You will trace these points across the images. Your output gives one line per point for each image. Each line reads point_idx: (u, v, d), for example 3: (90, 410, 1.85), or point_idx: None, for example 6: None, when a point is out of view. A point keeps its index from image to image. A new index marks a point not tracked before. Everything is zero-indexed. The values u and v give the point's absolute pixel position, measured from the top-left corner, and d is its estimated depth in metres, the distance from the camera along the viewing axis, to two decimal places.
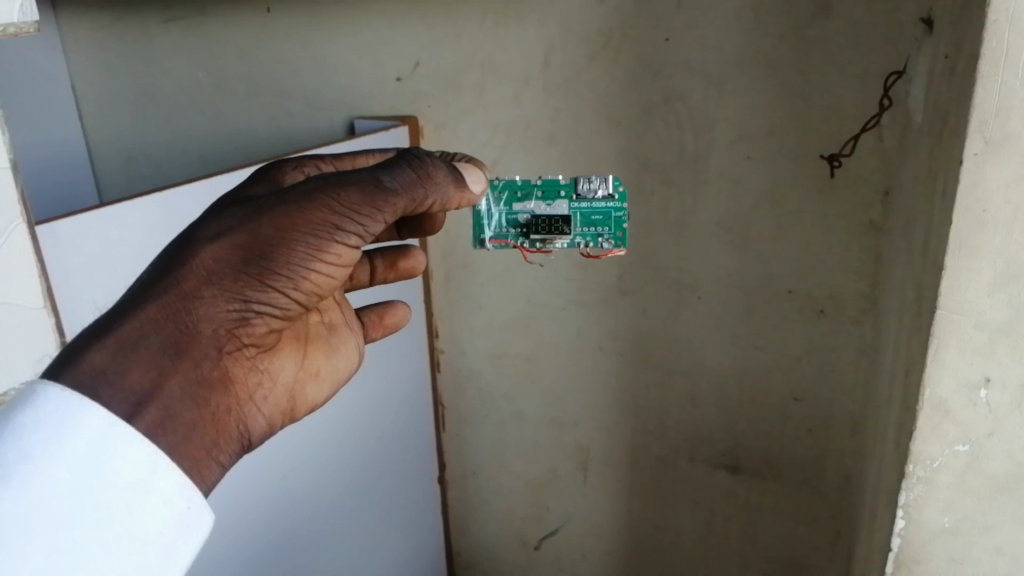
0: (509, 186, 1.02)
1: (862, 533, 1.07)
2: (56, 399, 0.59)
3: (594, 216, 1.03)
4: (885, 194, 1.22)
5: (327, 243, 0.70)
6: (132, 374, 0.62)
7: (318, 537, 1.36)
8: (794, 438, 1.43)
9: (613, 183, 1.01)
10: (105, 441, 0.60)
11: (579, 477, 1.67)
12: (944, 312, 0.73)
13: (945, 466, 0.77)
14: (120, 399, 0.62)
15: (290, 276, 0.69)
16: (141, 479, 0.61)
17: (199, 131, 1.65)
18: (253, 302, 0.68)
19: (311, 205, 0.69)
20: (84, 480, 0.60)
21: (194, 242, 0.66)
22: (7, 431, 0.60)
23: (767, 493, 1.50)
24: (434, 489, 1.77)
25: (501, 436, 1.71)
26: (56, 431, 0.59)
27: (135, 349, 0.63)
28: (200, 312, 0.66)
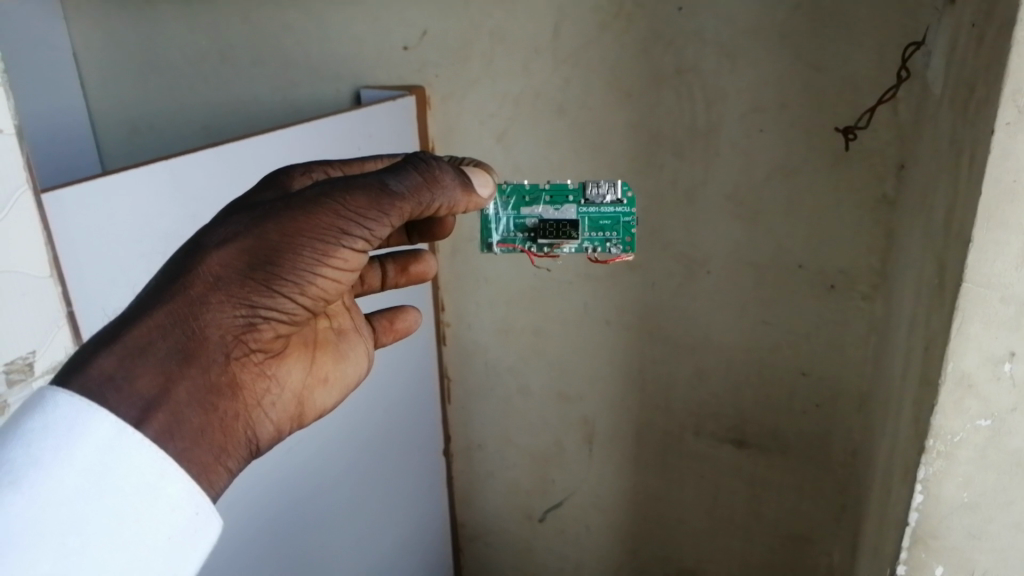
0: (516, 191, 1.00)
1: (871, 507, 1.07)
2: (66, 404, 0.61)
3: (602, 221, 1.01)
4: (900, 167, 1.21)
5: (333, 248, 0.69)
6: (139, 380, 0.63)
7: (328, 510, 1.36)
8: (801, 413, 1.43)
9: (621, 189, 1.00)
10: (113, 447, 0.61)
11: (584, 450, 1.67)
12: (969, 286, 0.67)
13: (966, 440, 0.71)
14: (129, 403, 0.63)
15: (297, 281, 0.68)
16: (149, 485, 0.62)
17: (203, 100, 1.63)
18: (260, 308, 0.68)
19: (318, 209, 0.68)
20: (93, 486, 0.61)
21: (201, 249, 0.67)
22: (19, 437, 0.61)
23: (772, 468, 1.50)
24: (439, 461, 1.78)
25: (506, 409, 1.70)
26: (64, 437, 0.60)
27: (141, 354, 0.64)
28: (207, 317, 0.66)
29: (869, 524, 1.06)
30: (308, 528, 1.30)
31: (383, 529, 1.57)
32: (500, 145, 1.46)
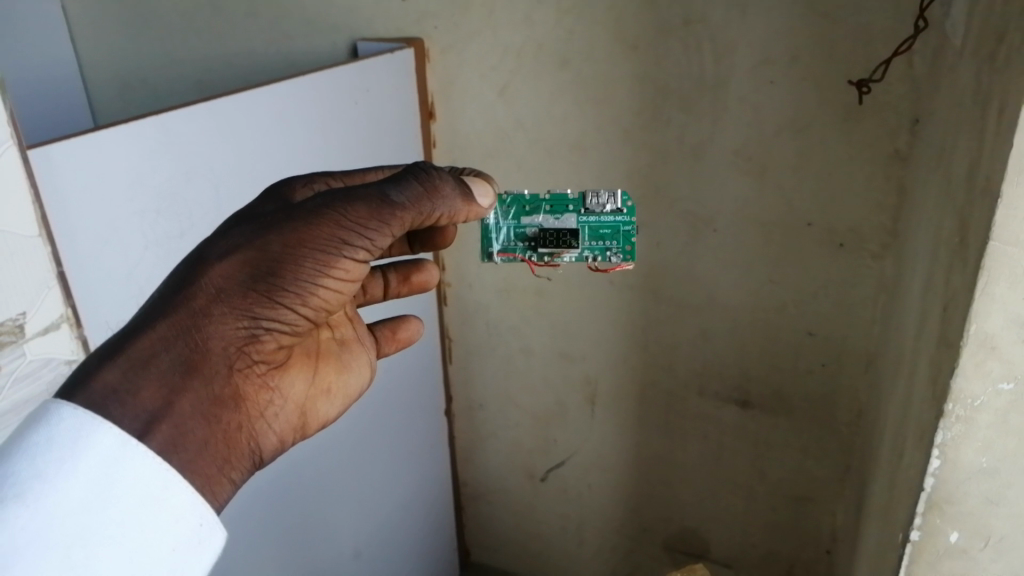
0: (516, 201, 0.99)
1: (879, 468, 1.05)
2: (70, 417, 0.61)
3: (602, 230, 0.98)
4: (914, 122, 1.17)
5: (334, 260, 0.69)
6: (143, 393, 0.64)
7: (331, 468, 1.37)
8: (806, 374, 1.41)
9: (622, 199, 0.97)
10: (117, 459, 0.61)
11: (587, 410, 1.65)
12: (995, 244, 0.60)
13: (988, 404, 0.64)
14: (133, 414, 0.63)
15: (299, 292, 0.69)
16: (153, 498, 0.62)
17: (196, 54, 1.59)
18: (262, 319, 0.69)
19: (319, 220, 0.69)
20: (98, 498, 0.61)
21: (204, 261, 0.68)
22: (22, 450, 0.61)
23: (777, 429, 1.48)
24: (439, 420, 1.77)
25: (508, 370, 1.69)
26: (67, 450, 0.61)
27: (145, 366, 0.65)
28: (209, 329, 0.67)
29: (876, 486, 1.05)
30: (301, 499, 1.30)
31: (384, 491, 1.58)
32: (501, 99, 1.42)
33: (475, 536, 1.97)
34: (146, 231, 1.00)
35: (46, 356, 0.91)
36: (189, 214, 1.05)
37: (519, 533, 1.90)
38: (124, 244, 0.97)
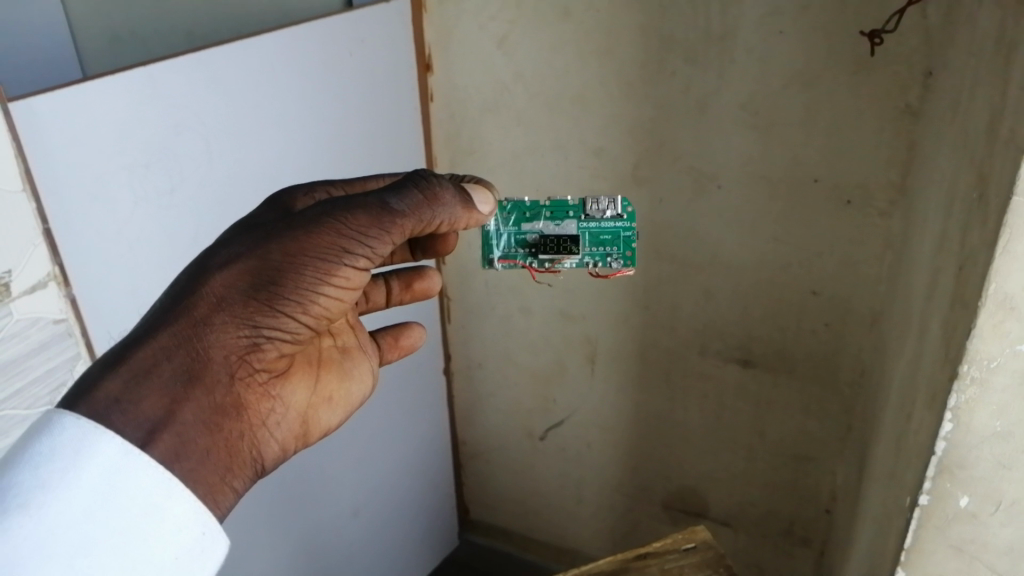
0: (516, 208, 0.95)
1: (883, 428, 1.04)
2: (73, 427, 0.62)
3: (603, 236, 0.95)
4: (927, 75, 1.13)
5: (335, 267, 0.71)
6: (144, 403, 0.65)
7: None
8: (809, 333, 1.39)
9: (622, 205, 0.94)
10: (119, 469, 0.63)
11: (586, 369, 1.64)
12: (1018, 199, 0.57)
13: (1005, 366, 0.61)
14: (134, 424, 0.64)
15: (300, 301, 0.70)
16: (154, 506, 0.63)
17: (185, 4, 1.53)
18: (263, 328, 0.70)
19: (319, 229, 0.70)
20: (100, 507, 0.62)
21: (205, 271, 0.69)
22: (26, 460, 0.63)
23: (778, 388, 1.47)
24: (437, 378, 1.76)
25: (507, 329, 1.67)
26: (70, 459, 0.62)
27: (146, 376, 0.66)
28: (211, 339, 0.68)
29: (880, 446, 1.03)
30: None
31: (379, 446, 1.60)
32: (501, 51, 1.39)
33: (474, 494, 1.97)
34: (133, 183, 0.97)
35: (34, 315, 0.89)
36: (177, 165, 1.02)
37: (518, 492, 1.90)
38: (113, 197, 0.95)
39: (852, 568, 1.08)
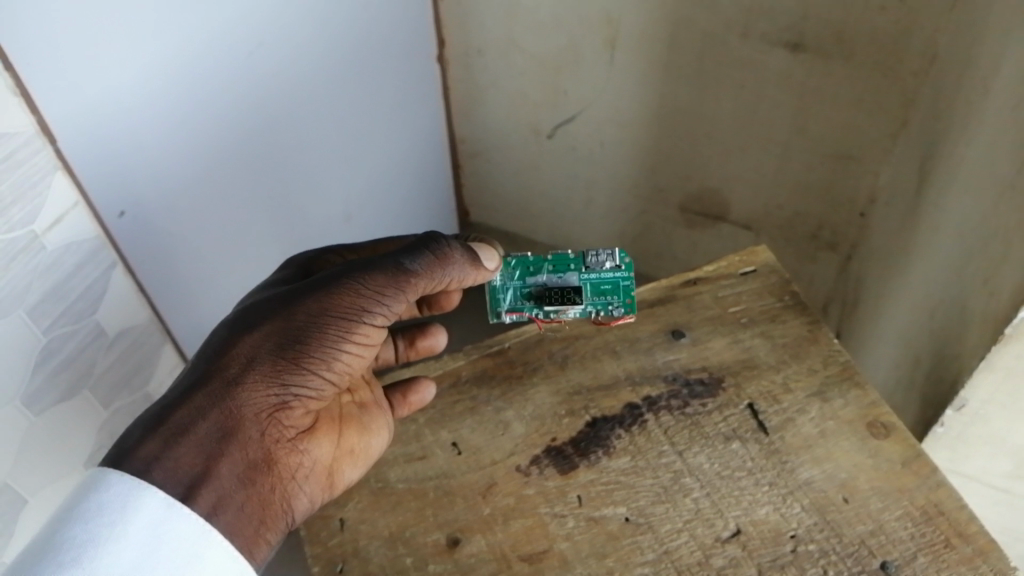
0: (519, 264, 0.67)
1: (1004, 132, 0.75)
2: (113, 483, 0.51)
3: (601, 288, 0.68)
4: None
5: (359, 324, 0.59)
6: (180, 461, 0.53)
7: (325, 114, 1.07)
8: (878, 10, 1.03)
9: (620, 255, 0.67)
10: (167, 524, 0.51)
11: (604, 56, 1.26)
12: None
13: None
14: (175, 477, 0.53)
15: (328, 358, 0.59)
16: (196, 555, 0.51)
17: None
18: (295, 386, 0.58)
19: (338, 289, 0.58)
20: (150, 561, 0.50)
21: (231, 330, 0.57)
22: (74, 513, 0.50)
23: (831, 79, 1.14)
24: (433, 69, 1.39)
25: (513, 4, 1.26)
26: (121, 509, 0.50)
27: (182, 435, 0.54)
28: (241, 400, 0.56)
29: (996, 156, 0.76)
30: (257, 141, 0.96)
31: (397, 144, 1.30)
32: None
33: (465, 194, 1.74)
34: None
35: None
36: None
37: (515, 204, 1.62)
38: None
39: (923, 286, 0.90)
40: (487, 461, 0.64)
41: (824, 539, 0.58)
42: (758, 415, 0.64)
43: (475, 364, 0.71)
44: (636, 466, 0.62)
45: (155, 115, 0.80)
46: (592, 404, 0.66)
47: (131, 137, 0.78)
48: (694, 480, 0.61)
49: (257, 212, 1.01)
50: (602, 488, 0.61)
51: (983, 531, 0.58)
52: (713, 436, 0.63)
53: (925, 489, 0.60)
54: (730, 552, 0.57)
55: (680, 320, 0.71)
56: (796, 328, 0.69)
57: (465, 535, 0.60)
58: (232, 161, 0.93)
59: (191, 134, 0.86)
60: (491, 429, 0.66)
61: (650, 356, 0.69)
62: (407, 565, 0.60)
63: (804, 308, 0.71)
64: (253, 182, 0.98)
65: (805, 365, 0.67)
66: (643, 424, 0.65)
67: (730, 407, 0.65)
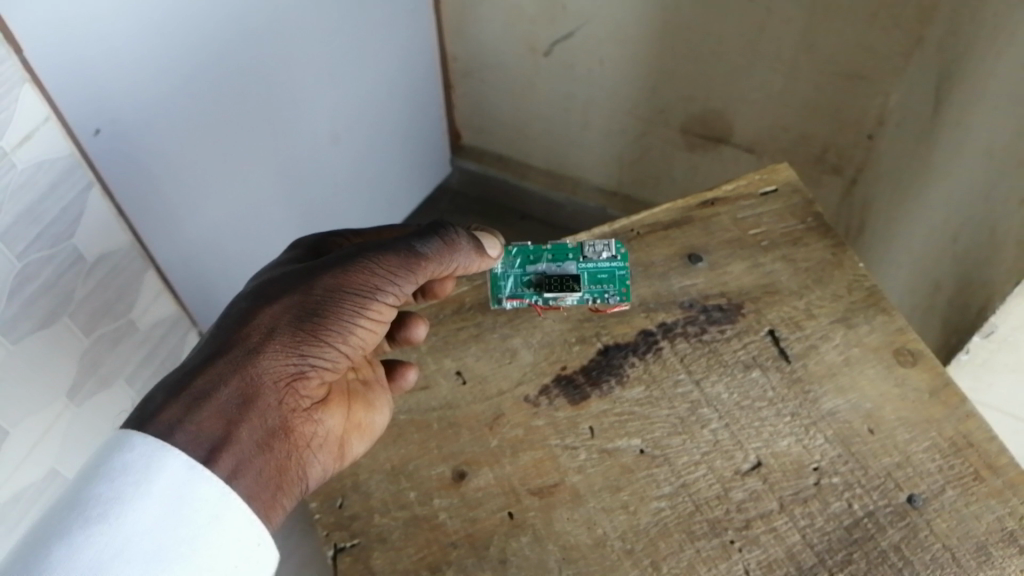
0: (519, 251, 0.64)
1: None
2: (133, 444, 0.47)
3: (598, 277, 0.63)
4: None
5: (377, 303, 0.54)
6: (200, 427, 0.48)
7: (307, 20, 0.98)
8: None
9: (615, 246, 0.63)
10: (191, 484, 0.47)
11: None
12: None
13: None
14: (199, 440, 0.48)
15: (348, 333, 0.54)
16: (216, 516, 0.47)
17: None
18: (316, 358, 0.53)
19: (354, 266, 0.54)
20: (171, 522, 0.46)
21: (248, 302, 0.53)
22: (94, 472, 0.46)
23: None
24: None
25: None
26: (146, 469, 0.46)
27: (202, 401, 0.49)
28: (262, 369, 0.51)
29: None
30: (235, 51, 0.88)
31: (384, 57, 1.19)
32: None
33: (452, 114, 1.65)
34: None
35: None
36: None
37: (506, 127, 1.50)
38: None
39: (951, 212, 0.84)
40: (493, 391, 0.62)
41: (849, 471, 0.55)
42: (779, 342, 0.61)
43: (479, 290, 0.67)
44: (651, 397, 0.59)
45: (118, 24, 0.72)
46: (604, 331, 0.63)
47: (101, 47, 0.72)
48: (712, 411, 0.58)
49: (241, 128, 0.95)
50: (614, 419, 0.59)
51: (1013, 464, 0.55)
52: (732, 363, 0.60)
53: (954, 420, 0.58)
54: (751, 485, 0.55)
55: (696, 243, 0.68)
56: (819, 252, 0.66)
57: (471, 468, 0.58)
58: (209, 73, 0.86)
59: (165, 46, 0.79)
60: (497, 358, 0.63)
61: (665, 282, 0.65)
62: (411, 499, 0.57)
63: (828, 231, 0.67)
64: (233, 95, 0.91)
65: (829, 290, 0.64)
66: (658, 352, 0.61)
67: (750, 334, 0.62)
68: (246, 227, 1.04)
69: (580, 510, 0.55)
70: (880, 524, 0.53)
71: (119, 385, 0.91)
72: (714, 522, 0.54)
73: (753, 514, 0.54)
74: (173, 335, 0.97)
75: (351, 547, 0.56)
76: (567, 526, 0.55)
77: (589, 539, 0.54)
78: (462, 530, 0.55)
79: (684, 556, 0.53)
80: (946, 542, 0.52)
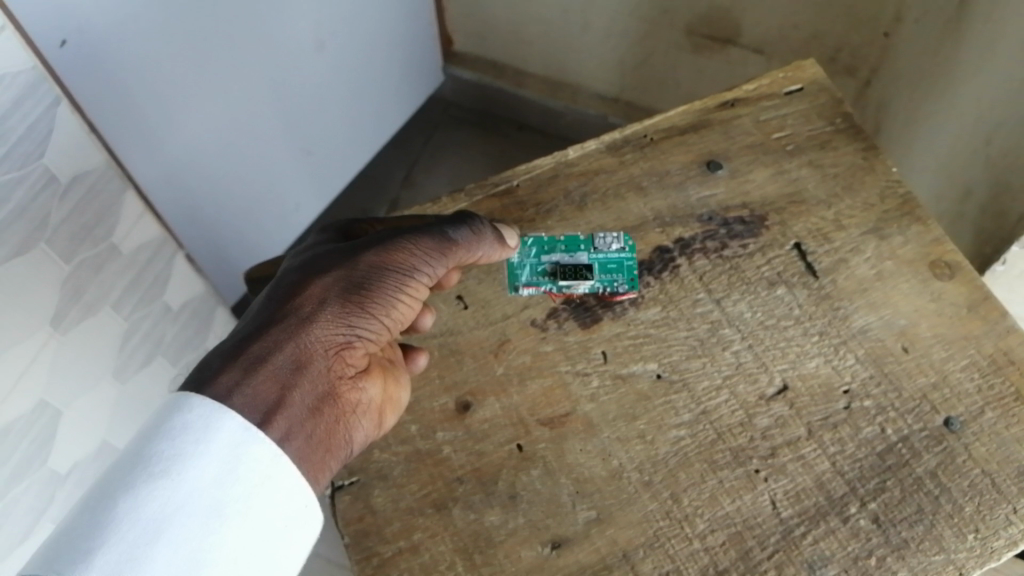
0: (534, 241, 0.60)
1: None
2: (190, 404, 0.43)
3: (608, 265, 0.58)
4: None
5: (418, 281, 0.53)
6: (254, 392, 0.45)
7: None
8: None
9: (624, 237, 0.59)
10: (248, 446, 0.43)
11: None
12: None
13: None
14: (254, 403, 0.45)
15: (392, 308, 0.52)
16: (270, 478, 0.43)
17: None
18: (365, 329, 0.51)
19: (394, 244, 0.52)
20: (228, 484, 0.42)
21: (291, 280, 0.51)
22: (153, 430, 0.43)
23: None
24: None
25: None
26: (206, 427, 0.43)
27: (258, 366, 0.46)
28: (312, 337, 0.48)
29: None
30: None
31: None
32: None
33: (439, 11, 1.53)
34: None
35: None
36: None
37: (499, 31, 1.36)
38: None
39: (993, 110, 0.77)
40: (496, 316, 0.58)
41: (882, 394, 0.53)
42: (806, 256, 0.58)
43: (479, 206, 0.62)
44: (668, 318, 0.57)
45: None
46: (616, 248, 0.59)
47: None
48: (734, 331, 0.56)
49: (213, 35, 0.87)
50: (629, 343, 0.56)
51: None
52: (755, 280, 0.57)
53: (994, 336, 0.55)
54: (776, 411, 0.53)
55: (716, 148, 0.63)
56: (848, 156, 0.62)
57: (476, 399, 0.56)
58: None
59: None
60: (502, 280, 0.59)
61: (681, 192, 0.61)
62: (413, 433, 0.55)
63: (858, 132, 0.63)
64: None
65: (860, 199, 0.60)
66: (675, 270, 0.58)
67: (775, 249, 0.58)
68: (225, 143, 0.97)
69: (594, 441, 0.53)
70: (915, 450, 0.51)
71: (107, 312, 0.81)
72: (737, 451, 0.52)
73: (779, 442, 0.52)
74: (160, 258, 0.87)
75: (349, 485, 0.54)
76: (581, 458, 0.53)
77: (604, 471, 0.53)
78: (468, 464, 0.54)
79: (706, 488, 0.51)
80: (986, 467, 0.51)
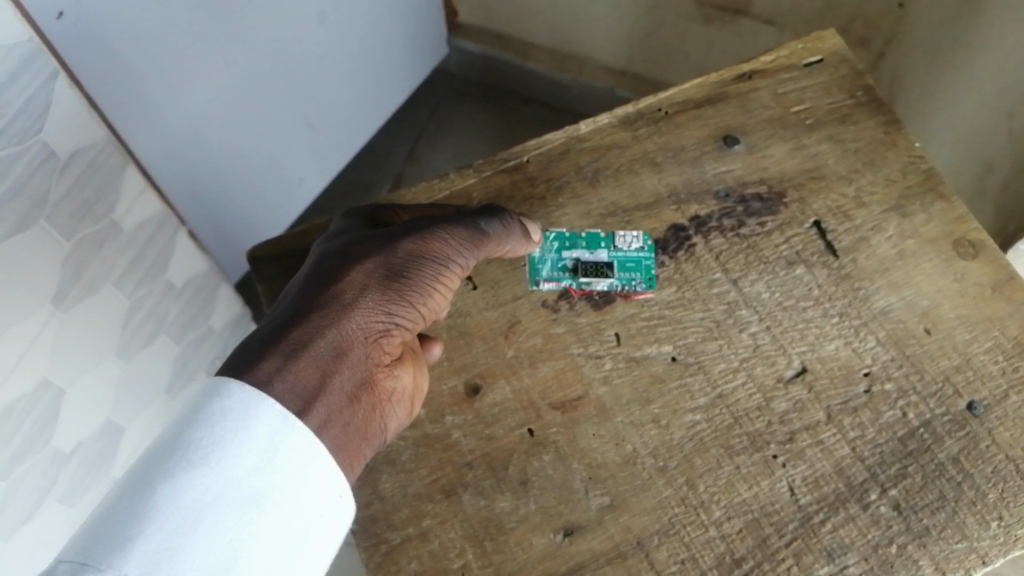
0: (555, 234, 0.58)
1: None
2: (229, 390, 0.42)
3: (628, 263, 0.56)
4: None
5: (452, 270, 0.52)
6: (296, 378, 0.44)
7: None
8: None
9: (643, 235, 0.57)
10: (288, 433, 0.42)
11: None
12: None
13: None
14: (295, 389, 0.44)
15: (428, 296, 0.51)
16: (306, 467, 0.42)
17: None
18: (402, 316, 0.49)
19: (429, 233, 0.51)
20: (265, 473, 0.40)
21: (327, 267, 0.49)
22: (189, 416, 0.41)
23: None
24: None
25: None
26: (245, 413, 0.41)
27: (299, 352, 0.45)
28: (353, 323, 0.47)
29: None
30: None
31: None
32: None
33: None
34: None
35: None
36: None
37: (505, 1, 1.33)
38: None
39: None
40: (506, 298, 0.57)
41: (903, 377, 0.52)
42: (826, 235, 0.57)
43: (488, 183, 0.60)
44: (684, 299, 0.55)
45: None
46: (629, 226, 0.58)
47: None
48: (751, 312, 0.54)
49: (212, 8, 0.84)
50: (642, 324, 0.55)
51: None
52: (774, 260, 0.56)
53: (1019, 317, 0.54)
54: (795, 395, 0.52)
55: (733, 123, 0.61)
56: (870, 131, 0.60)
57: (486, 383, 0.54)
58: None
59: None
60: (512, 260, 0.58)
61: (697, 168, 0.59)
62: (422, 418, 0.54)
63: (880, 105, 0.61)
64: None
65: (882, 175, 0.58)
66: (691, 250, 0.57)
67: (794, 227, 0.57)
68: (225, 118, 0.95)
69: (607, 425, 0.52)
70: (938, 435, 0.50)
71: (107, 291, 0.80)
72: (754, 436, 0.51)
73: (798, 426, 0.51)
74: (160, 236, 0.86)
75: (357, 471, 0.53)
76: (593, 443, 0.52)
77: (617, 456, 0.52)
78: (478, 449, 0.52)
79: (722, 474, 0.50)
80: (1010, 453, 0.50)
